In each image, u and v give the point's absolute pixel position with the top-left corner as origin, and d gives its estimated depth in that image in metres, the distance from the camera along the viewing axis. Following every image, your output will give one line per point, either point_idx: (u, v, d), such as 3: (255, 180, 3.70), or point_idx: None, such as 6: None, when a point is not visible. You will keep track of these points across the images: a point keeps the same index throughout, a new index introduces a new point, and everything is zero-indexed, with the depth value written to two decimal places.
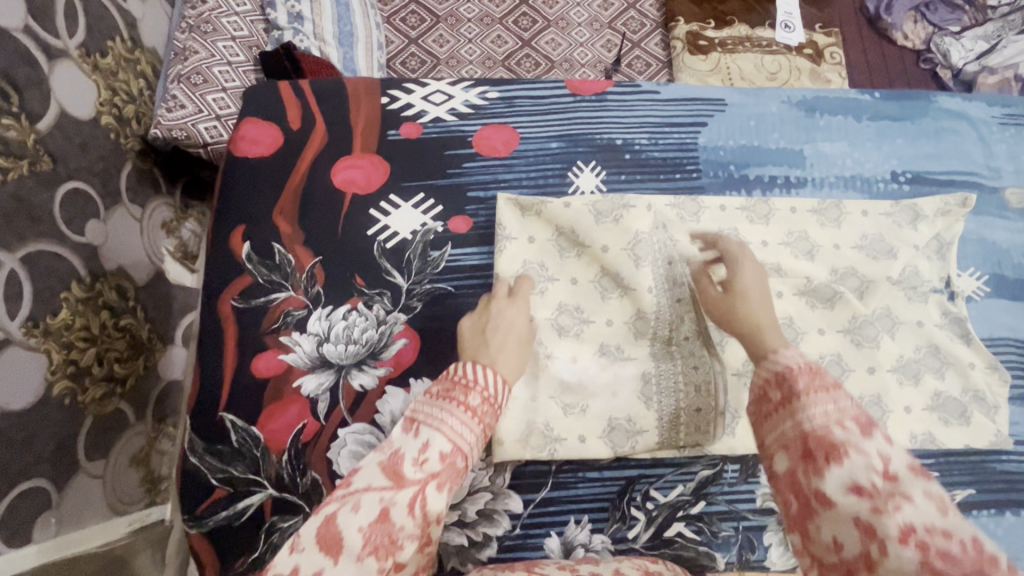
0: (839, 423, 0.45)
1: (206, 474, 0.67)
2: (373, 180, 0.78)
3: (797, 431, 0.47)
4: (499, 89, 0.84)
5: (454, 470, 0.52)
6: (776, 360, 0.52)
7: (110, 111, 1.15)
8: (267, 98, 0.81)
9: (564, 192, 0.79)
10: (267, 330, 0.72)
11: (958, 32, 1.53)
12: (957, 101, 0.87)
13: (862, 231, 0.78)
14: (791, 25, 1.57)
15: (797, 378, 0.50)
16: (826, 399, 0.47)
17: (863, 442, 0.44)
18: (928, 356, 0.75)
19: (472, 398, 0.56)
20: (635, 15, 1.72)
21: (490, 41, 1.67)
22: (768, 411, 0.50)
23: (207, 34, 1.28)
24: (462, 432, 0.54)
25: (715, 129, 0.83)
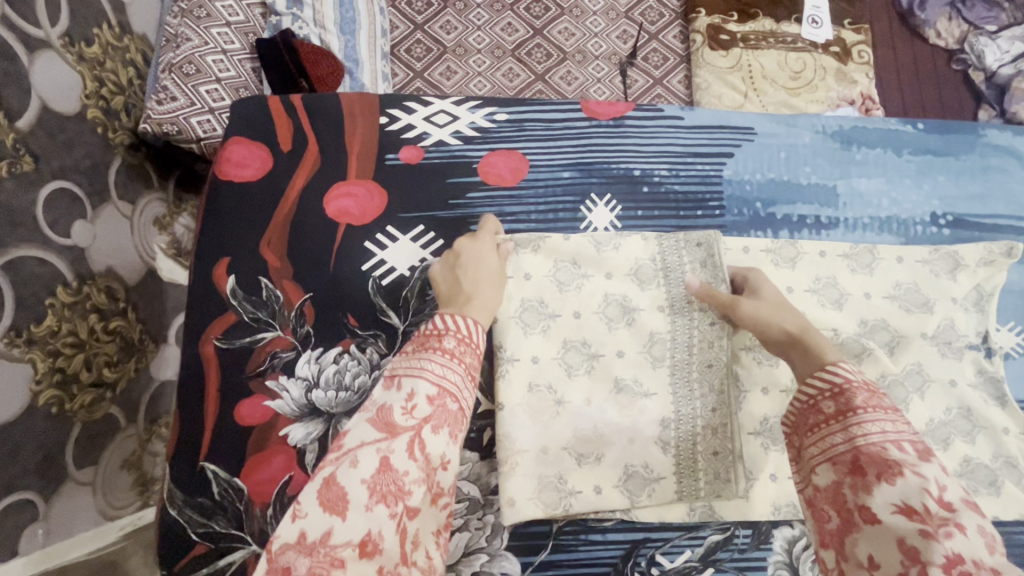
0: (897, 445, 0.50)
1: (186, 527, 0.63)
2: (368, 210, 0.72)
3: (849, 445, 0.52)
4: (509, 110, 0.77)
5: (445, 411, 0.51)
6: (832, 372, 0.56)
7: (97, 104, 1.08)
8: (257, 114, 0.75)
9: (575, 229, 0.73)
10: (252, 372, 0.67)
11: (995, 32, 1.43)
12: (1006, 134, 0.80)
13: (895, 280, 0.73)
14: (820, 20, 1.47)
15: (854, 395, 0.53)
16: (882, 417, 0.52)
17: (920, 465, 0.48)
18: (958, 418, 0.70)
19: (447, 341, 0.56)
20: (653, 4, 1.62)
21: (499, 29, 1.58)
22: (818, 422, 0.55)
23: (200, 19, 1.19)
24: (445, 374, 0.53)
25: (743, 160, 0.76)
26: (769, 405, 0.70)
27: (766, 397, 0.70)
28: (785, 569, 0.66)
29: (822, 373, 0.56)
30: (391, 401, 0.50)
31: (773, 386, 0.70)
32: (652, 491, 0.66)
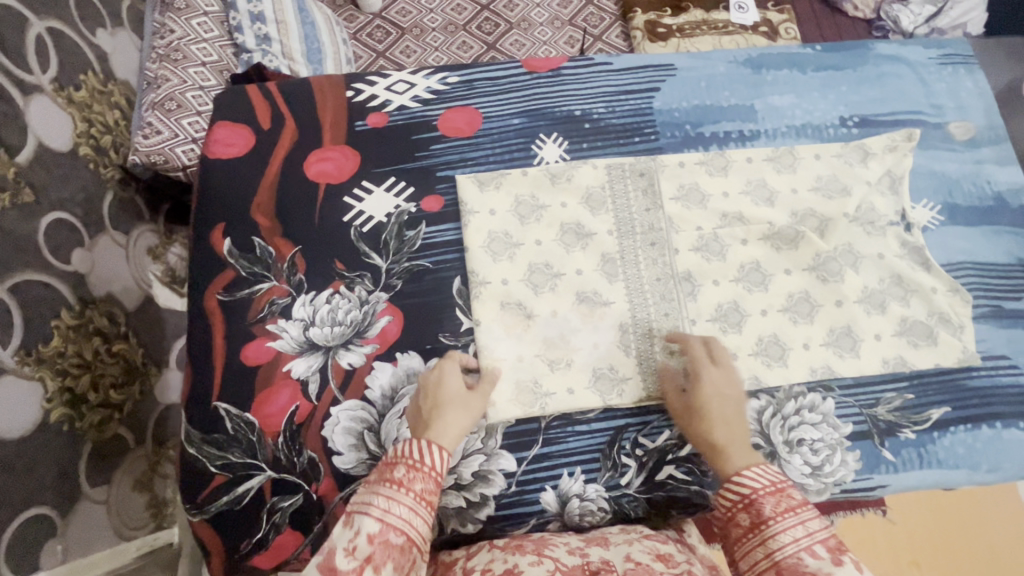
0: (810, 551, 0.53)
1: (205, 462, 0.69)
2: (344, 170, 0.81)
3: (770, 560, 0.55)
4: (459, 73, 0.86)
5: (391, 548, 0.52)
6: (739, 482, 0.59)
7: (87, 142, 1.17)
8: (234, 101, 0.83)
9: (529, 164, 0.82)
10: (253, 320, 0.74)
11: None
12: (894, 46, 0.91)
13: (816, 174, 0.82)
14: (745, 6, 1.69)
15: (763, 504, 0.57)
16: (793, 524, 0.55)
17: (835, 570, 0.51)
18: (892, 289, 0.78)
19: (398, 471, 0.57)
20: (593, 9, 1.86)
21: (455, 48, 1.86)
22: (739, 535, 0.58)
23: (178, 61, 1.30)
24: (392, 508, 0.54)
25: (669, 93, 0.87)
26: (722, 293, 0.78)
27: (719, 287, 0.78)
28: (758, 436, 0.73)
29: (737, 482, 0.59)
30: (337, 540, 0.51)
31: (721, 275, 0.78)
32: (620, 391, 0.73)
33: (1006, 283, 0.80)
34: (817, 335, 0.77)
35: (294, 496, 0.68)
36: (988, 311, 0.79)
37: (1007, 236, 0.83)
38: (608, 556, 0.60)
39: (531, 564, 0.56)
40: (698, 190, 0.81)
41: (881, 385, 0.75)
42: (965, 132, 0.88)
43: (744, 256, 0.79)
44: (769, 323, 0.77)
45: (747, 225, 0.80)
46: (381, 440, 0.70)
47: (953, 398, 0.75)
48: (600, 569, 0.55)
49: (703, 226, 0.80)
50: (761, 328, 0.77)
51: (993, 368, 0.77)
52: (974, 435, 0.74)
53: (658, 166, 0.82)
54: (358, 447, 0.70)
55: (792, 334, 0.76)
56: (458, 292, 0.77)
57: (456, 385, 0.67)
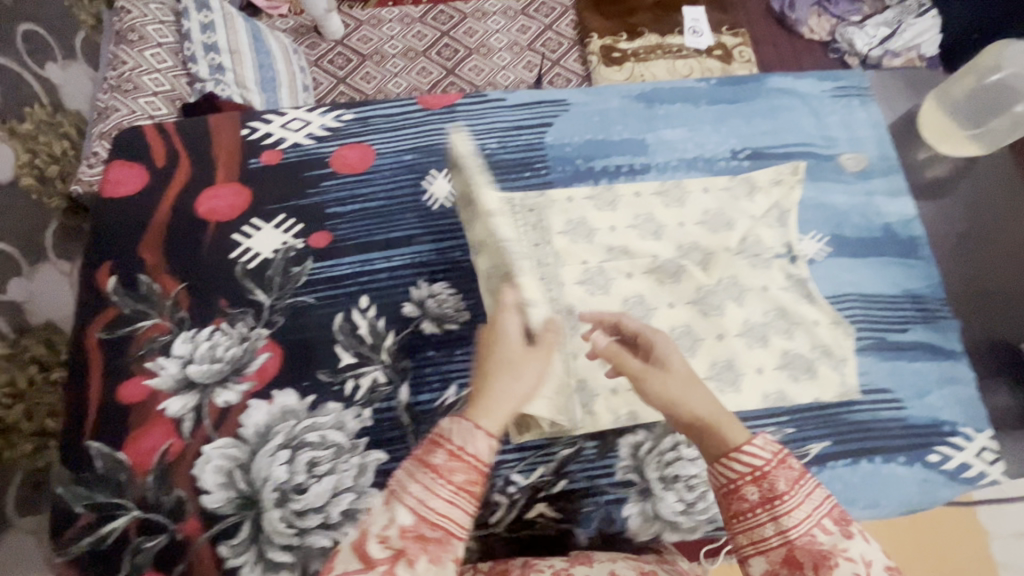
0: (821, 526, 0.50)
1: (71, 502, 0.69)
2: (235, 207, 0.82)
3: (781, 538, 0.50)
4: (355, 111, 0.88)
5: (421, 541, 0.46)
6: (749, 455, 0.53)
7: (31, 172, 1.13)
8: (131, 140, 0.85)
9: (419, 200, 0.83)
10: (133, 357, 0.75)
11: (859, 21, 1.91)
12: (788, 79, 0.93)
13: (704, 207, 0.84)
14: (698, 30, 1.93)
15: (776, 479, 0.52)
16: (802, 498, 0.51)
17: (850, 547, 0.48)
18: (775, 322, 0.79)
19: (437, 456, 0.49)
20: (552, 36, 1.99)
21: (415, 73, 1.92)
22: (740, 510, 0.53)
23: (129, 91, 1.33)
24: (427, 496, 0.47)
25: (561, 126, 0.88)
26: None
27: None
28: (633, 473, 0.73)
29: (735, 458, 0.53)
30: (368, 527, 0.47)
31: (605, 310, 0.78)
32: None
33: (890, 315, 0.81)
34: (702, 370, 0.76)
35: (159, 536, 0.68)
36: (872, 344, 0.79)
37: (893, 266, 0.83)
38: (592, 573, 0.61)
39: None
40: (584, 224, 0.82)
41: (763, 420, 0.75)
42: (857, 164, 0.88)
43: (629, 290, 0.79)
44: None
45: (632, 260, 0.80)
46: (250, 479, 0.70)
47: (833, 432, 0.75)
48: None
49: (588, 261, 0.80)
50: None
51: (875, 402, 0.76)
52: (852, 470, 0.73)
53: (545, 202, 0.83)
54: (227, 485, 0.70)
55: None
56: (338, 328, 0.77)
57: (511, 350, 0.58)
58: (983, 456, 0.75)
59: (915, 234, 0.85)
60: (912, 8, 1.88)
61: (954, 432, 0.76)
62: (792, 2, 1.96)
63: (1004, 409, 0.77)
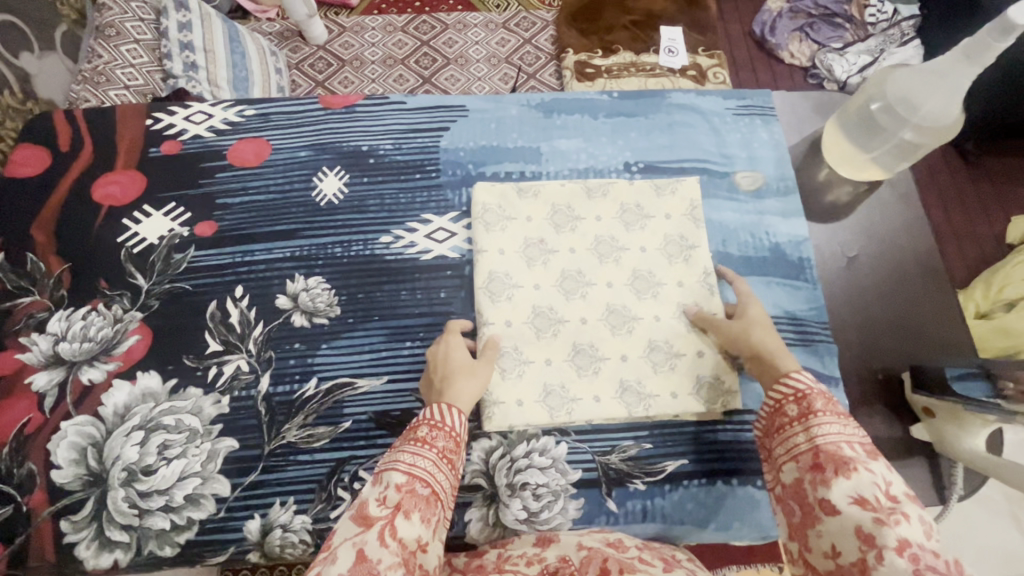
0: (848, 444, 0.55)
1: None
2: (129, 193, 0.85)
3: (809, 444, 0.57)
4: (257, 107, 0.91)
5: (419, 497, 0.55)
6: (794, 379, 0.63)
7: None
8: (39, 124, 0.88)
9: (307, 195, 0.85)
10: (9, 332, 0.77)
11: (841, 47, 1.92)
12: (691, 96, 0.93)
13: (636, 206, 0.84)
14: (674, 50, 1.92)
15: (814, 399, 0.60)
16: (837, 421, 0.58)
17: (871, 462, 0.53)
18: (688, 324, 0.78)
19: (422, 429, 0.61)
20: (530, 50, 2.01)
21: (393, 79, 1.96)
22: (782, 424, 0.61)
23: (100, 85, 1.34)
24: (416, 461, 0.58)
25: (503, 108, 0.91)
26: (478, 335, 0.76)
27: (509, 328, 0.76)
28: (481, 477, 0.72)
29: (784, 380, 0.63)
30: (367, 495, 0.54)
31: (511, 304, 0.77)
32: (349, 422, 0.74)
33: None
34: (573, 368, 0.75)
35: (4, 507, 0.69)
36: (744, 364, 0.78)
37: (776, 287, 0.82)
38: (561, 553, 0.62)
39: None
40: (500, 213, 0.82)
41: (619, 432, 0.74)
42: (752, 182, 0.88)
43: (565, 264, 0.80)
44: (574, 335, 0.77)
45: (549, 254, 0.81)
46: (101, 457, 0.71)
47: (692, 450, 0.73)
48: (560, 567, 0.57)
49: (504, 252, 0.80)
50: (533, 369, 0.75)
51: (737, 423, 0.75)
52: (706, 490, 0.72)
53: (429, 205, 0.85)
54: (78, 462, 0.71)
55: (607, 342, 0.76)
56: (210, 315, 0.78)
57: (462, 356, 0.72)
58: None
59: (804, 255, 0.83)
60: (895, 36, 1.91)
61: None
62: (772, 27, 1.98)
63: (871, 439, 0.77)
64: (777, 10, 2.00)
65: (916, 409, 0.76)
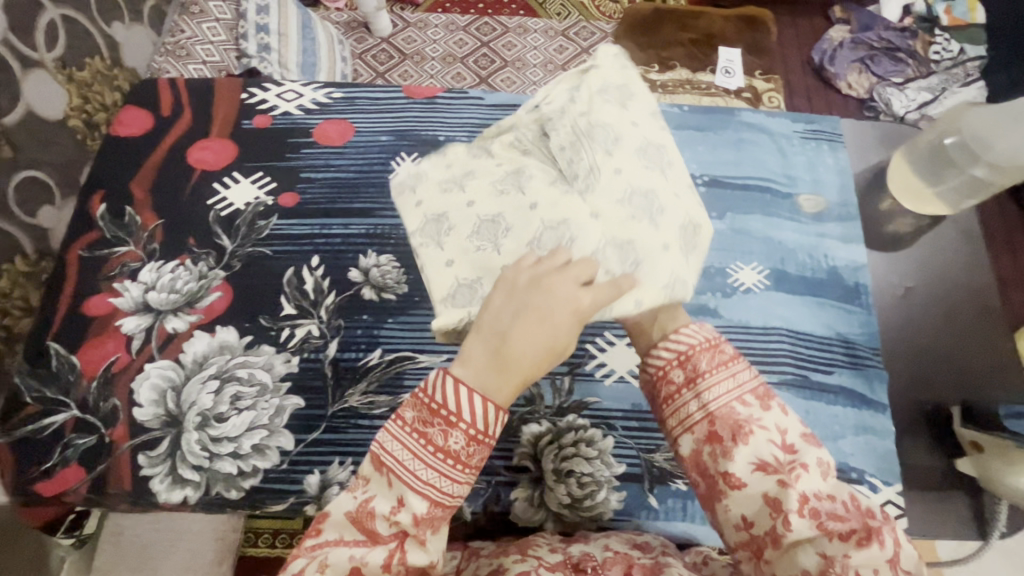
0: (740, 401, 0.55)
1: (23, 392, 0.77)
2: (220, 160, 0.91)
3: (702, 411, 0.55)
4: (344, 91, 0.96)
5: (434, 523, 0.48)
6: (676, 340, 0.58)
7: (80, 116, 1.12)
8: (144, 89, 0.95)
9: (385, 177, 0.90)
10: (104, 277, 0.83)
11: (901, 82, 1.90)
12: (760, 116, 0.96)
13: (659, 245, 0.61)
14: (731, 71, 1.93)
15: (699, 358, 0.57)
16: (724, 376, 0.56)
17: (763, 417, 0.54)
18: (745, 336, 0.81)
19: (452, 439, 0.48)
20: (586, 59, 2.02)
21: (450, 77, 2.01)
22: (671, 393, 0.57)
23: (181, 57, 1.42)
24: (440, 482, 0.48)
25: (605, 70, 0.70)
26: None
27: (452, 266, 0.63)
28: (529, 460, 0.75)
29: (665, 345, 0.58)
30: (377, 504, 0.48)
31: (456, 236, 0.63)
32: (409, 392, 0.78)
33: (818, 355, 0.81)
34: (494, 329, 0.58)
35: (89, 437, 0.75)
36: (793, 379, 0.79)
37: (830, 308, 0.83)
38: (587, 549, 0.64)
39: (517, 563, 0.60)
40: None
41: None
42: (815, 206, 0.89)
43: None
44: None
45: None
46: (179, 401, 0.76)
47: None
48: (581, 561, 0.60)
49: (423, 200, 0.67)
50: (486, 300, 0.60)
51: None
52: None
53: None
54: (158, 403, 0.76)
55: None
56: (287, 281, 0.83)
57: (568, 293, 0.51)
58: (887, 510, 0.73)
59: (860, 281, 0.85)
60: (959, 76, 1.90)
61: (862, 481, 0.75)
62: (833, 55, 1.97)
63: (915, 468, 0.78)
64: (839, 40, 1.99)
65: (964, 443, 0.77)
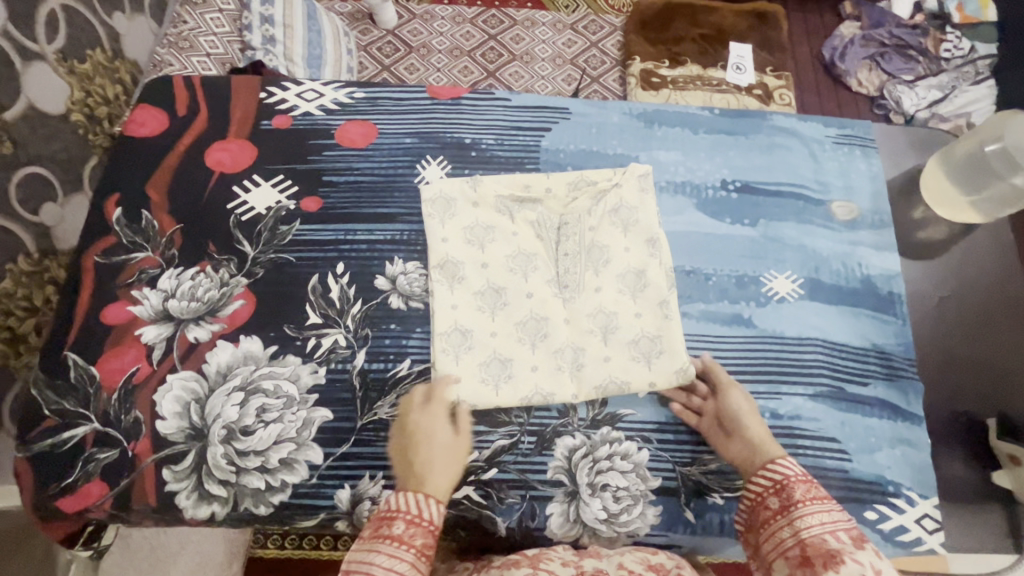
0: (833, 535, 0.59)
1: (42, 404, 0.74)
2: (239, 162, 0.88)
3: (795, 539, 0.61)
4: (366, 90, 0.93)
5: None
6: (773, 470, 0.66)
7: (81, 110, 1.07)
8: (161, 89, 0.92)
9: (410, 181, 0.87)
10: (122, 284, 0.80)
11: (912, 80, 1.88)
12: (791, 120, 0.94)
13: (603, 356, 0.77)
14: (743, 67, 1.90)
15: (794, 489, 0.64)
16: (819, 511, 0.62)
17: (857, 551, 0.56)
18: (780, 346, 0.80)
19: (396, 525, 0.63)
20: (596, 53, 1.99)
21: (457, 70, 1.95)
22: (767, 518, 0.64)
23: (183, 49, 1.31)
24: (394, 563, 0.60)
25: (624, 191, 0.85)
26: (568, 337, 0.78)
27: (454, 311, 0.79)
28: (564, 474, 0.73)
29: (763, 473, 0.67)
30: None
31: (464, 288, 0.80)
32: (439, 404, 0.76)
33: (853, 366, 0.80)
34: (468, 371, 0.76)
35: (111, 450, 0.73)
36: (829, 391, 0.78)
37: (865, 318, 0.82)
38: (600, 566, 0.66)
39: None
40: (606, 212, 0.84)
41: (701, 445, 0.75)
42: (849, 213, 0.88)
43: (661, 269, 0.81)
44: (494, 344, 0.77)
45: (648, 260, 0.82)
46: (203, 413, 0.74)
47: None
48: None
49: (447, 239, 0.82)
50: (482, 349, 0.77)
51: (820, 449, 0.75)
52: None
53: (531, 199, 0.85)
54: (182, 415, 0.74)
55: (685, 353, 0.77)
56: (312, 288, 0.81)
57: (445, 437, 0.72)
58: (923, 523, 0.73)
59: (895, 290, 0.83)
60: (969, 74, 1.87)
61: (899, 494, 0.74)
62: (843, 53, 1.94)
63: (950, 480, 0.78)
64: (850, 36, 1.97)
65: (1000, 456, 0.78)
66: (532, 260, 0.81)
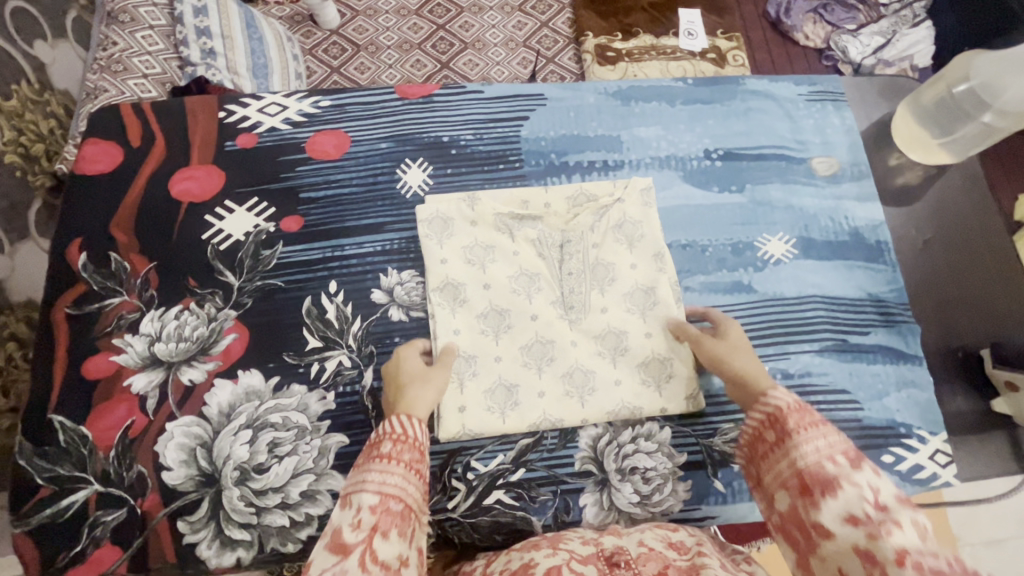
0: (830, 458, 0.50)
1: (32, 474, 0.69)
2: (207, 189, 0.83)
3: (793, 469, 0.52)
4: (332, 98, 0.89)
5: (392, 514, 0.51)
6: (766, 402, 0.58)
7: (16, 150, 0.99)
8: (108, 120, 0.86)
9: (392, 187, 0.84)
10: (100, 333, 0.75)
11: (855, 29, 1.91)
12: (763, 82, 0.94)
13: (614, 380, 0.75)
14: (694, 33, 1.89)
15: (787, 417, 0.55)
16: (817, 435, 0.52)
17: (855, 474, 0.48)
18: (784, 307, 0.81)
19: (385, 445, 0.55)
20: (547, 33, 1.96)
21: (408, 66, 1.90)
22: (763, 451, 0.56)
23: (118, 73, 1.17)
24: (386, 480, 0.53)
25: (627, 205, 0.83)
26: (577, 327, 0.77)
27: (458, 336, 0.76)
28: (592, 463, 0.73)
29: (762, 403, 0.58)
30: (342, 520, 0.49)
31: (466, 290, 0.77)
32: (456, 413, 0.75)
33: (853, 317, 0.82)
34: (476, 396, 0.73)
35: (118, 510, 0.69)
36: (834, 345, 0.80)
37: (858, 270, 0.84)
38: (621, 544, 0.62)
39: (546, 556, 0.59)
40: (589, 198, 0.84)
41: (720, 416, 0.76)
42: (829, 168, 0.89)
43: (657, 244, 0.82)
44: (505, 347, 0.76)
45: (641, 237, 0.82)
46: (212, 457, 0.70)
47: None
48: (614, 554, 0.59)
49: (446, 260, 0.79)
50: (487, 375, 0.74)
51: (834, 403, 0.77)
52: None
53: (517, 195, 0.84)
54: (188, 462, 0.70)
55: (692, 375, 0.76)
56: (307, 312, 0.78)
57: (414, 367, 0.69)
58: (936, 458, 0.76)
59: (881, 239, 0.86)
60: (907, 17, 1.91)
61: (910, 434, 0.77)
62: (788, 8, 1.94)
63: (956, 414, 0.81)
64: None
65: (999, 382, 0.80)
66: (536, 281, 0.79)
